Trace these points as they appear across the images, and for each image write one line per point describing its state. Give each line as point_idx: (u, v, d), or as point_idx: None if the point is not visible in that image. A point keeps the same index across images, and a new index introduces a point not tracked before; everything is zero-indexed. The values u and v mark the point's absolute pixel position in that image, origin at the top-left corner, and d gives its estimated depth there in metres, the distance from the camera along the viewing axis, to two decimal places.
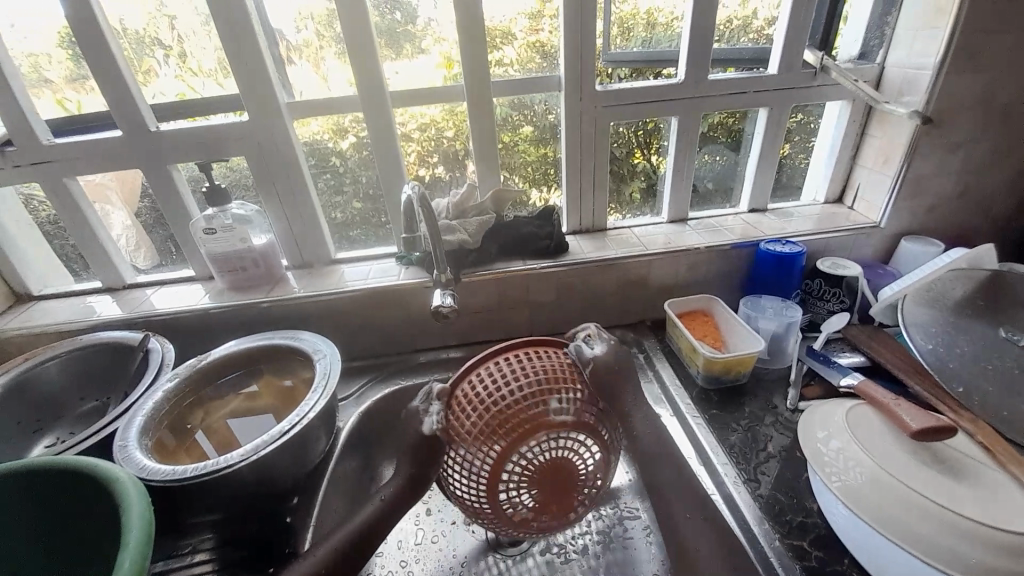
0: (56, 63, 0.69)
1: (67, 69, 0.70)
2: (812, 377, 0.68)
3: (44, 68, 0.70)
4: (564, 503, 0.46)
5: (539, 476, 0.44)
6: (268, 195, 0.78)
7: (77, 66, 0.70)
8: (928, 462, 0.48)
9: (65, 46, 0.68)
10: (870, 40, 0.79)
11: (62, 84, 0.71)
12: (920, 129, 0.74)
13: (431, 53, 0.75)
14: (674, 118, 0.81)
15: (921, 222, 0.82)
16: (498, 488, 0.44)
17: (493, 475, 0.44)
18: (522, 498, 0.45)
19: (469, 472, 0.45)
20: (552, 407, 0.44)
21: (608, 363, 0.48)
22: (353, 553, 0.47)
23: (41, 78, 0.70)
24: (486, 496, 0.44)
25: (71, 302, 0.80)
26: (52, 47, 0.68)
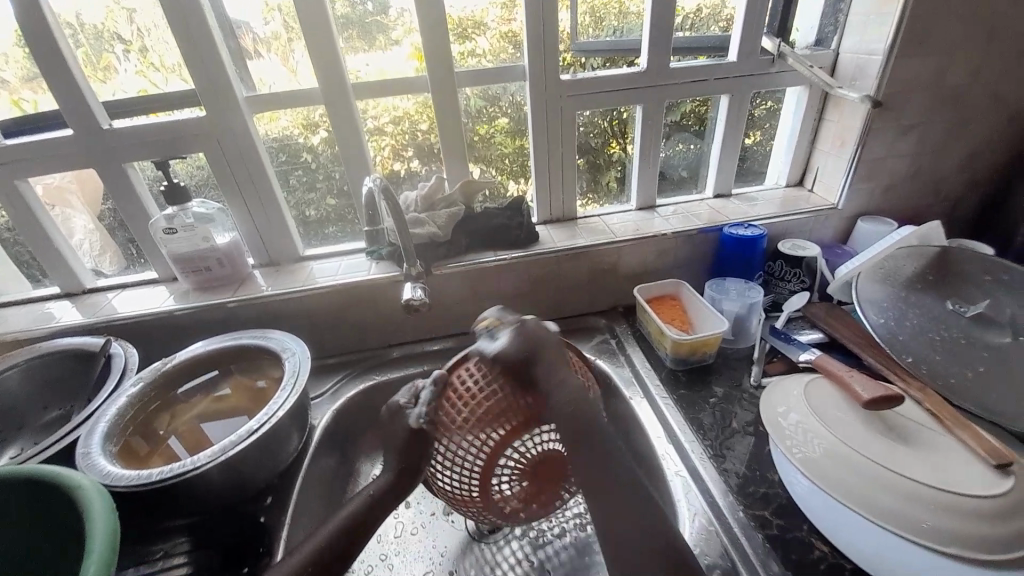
0: (12, 63, 0.66)
1: (22, 69, 0.67)
2: (774, 354, 0.71)
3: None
4: (551, 489, 0.49)
5: (531, 466, 0.46)
6: (233, 193, 0.76)
7: (32, 65, 0.66)
8: (878, 430, 0.51)
9: (23, 45, 0.65)
10: (825, 27, 0.82)
11: (18, 85, 0.68)
12: (872, 112, 0.76)
13: (402, 44, 0.73)
14: (640, 106, 0.81)
15: (877, 202, 0.85)
16: (490, 479, 0.46)
17: (483, 475, 0.45)
18: (512, 486, 0.47)
19: (459, 470, 0.46)
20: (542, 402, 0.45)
21: (514, 348, 0.45)
22: (343, 540, 0.45)
23: None
24: (477, 486, 0.46)
25: (28, 309, 0.78)
26: (8, 46, 0.65)
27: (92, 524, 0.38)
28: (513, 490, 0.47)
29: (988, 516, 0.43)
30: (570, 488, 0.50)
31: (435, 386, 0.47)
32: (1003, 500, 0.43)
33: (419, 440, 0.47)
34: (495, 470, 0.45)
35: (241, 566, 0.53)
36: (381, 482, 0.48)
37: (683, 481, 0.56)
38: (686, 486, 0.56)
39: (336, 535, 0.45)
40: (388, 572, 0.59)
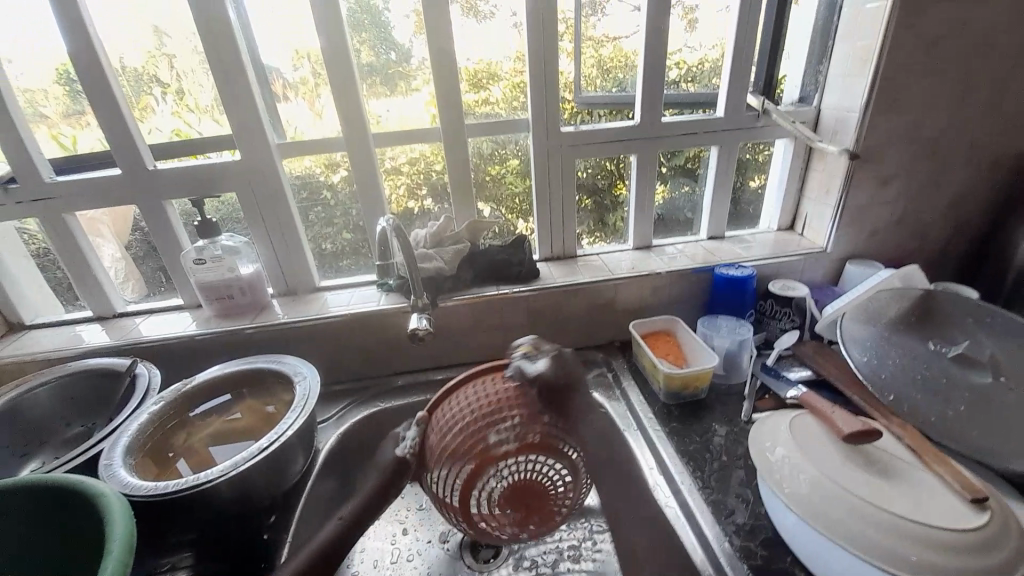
0: (53, 98, 0.75)
1: (63, 105, 0.75)
2: (765, 391, 0.72)
3: (39, 104, 0.75)
4: (540, 514, 0.48)
5: (507, 497, 0.46)
6: (257, 225, 0.83)
7: (73, 102, 0.75)
8: (862, 465, 0.52)
9: (62, 82, 0.74)
10: (807, 85, 0.89)
11: (57, 119, 0.76)
12: (853, 162, 0.82)
13: (421, 91, 0.81)
14: (634, 155, 0.88)
15: (864, 246, 0.89)
16: (473, 514, 0.47)
17: (464, 512, 0.47)
18: (500, 516, 0.48)
19: (444, 506, 0.48)
20: (492, 441, 0.45)
21: (553, 376, 0.49)
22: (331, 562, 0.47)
23: (36, 113, 0.75)
24: (466, 522, 0.48)
25: (60, 331, 0.83)
26: (50, 83, 0.74)
27: (112, 527, 0.41)
28: (497, 521, 0.48)
29: (965, 549, 0.44)
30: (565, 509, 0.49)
31: (421, 426, 0.51)
32: (979, 534, 0.45)
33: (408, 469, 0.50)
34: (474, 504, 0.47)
35: None
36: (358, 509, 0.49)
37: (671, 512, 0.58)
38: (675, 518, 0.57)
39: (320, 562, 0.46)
40: None
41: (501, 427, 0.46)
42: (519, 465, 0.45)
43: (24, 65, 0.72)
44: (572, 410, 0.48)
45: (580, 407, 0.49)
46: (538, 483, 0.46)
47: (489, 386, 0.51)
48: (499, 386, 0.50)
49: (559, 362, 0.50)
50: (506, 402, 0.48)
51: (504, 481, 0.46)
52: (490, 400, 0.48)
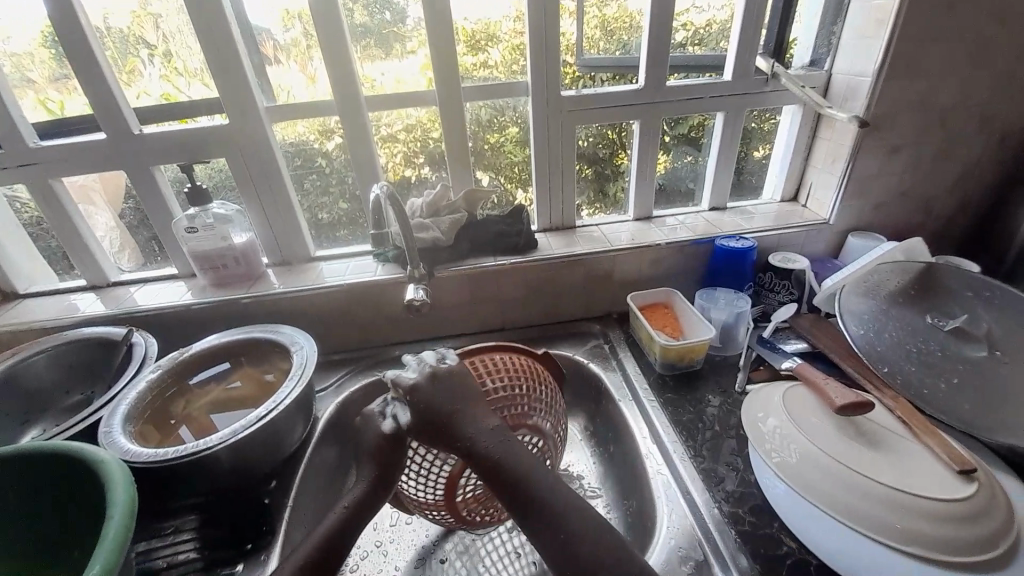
0: (38, 62, 0.72)
1: (49, 70, 0.72)
2: (760, 362, 0.73)
3: (26, 68, 0.72)
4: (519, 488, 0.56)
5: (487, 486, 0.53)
6: (249, 192, 0.81)
7: (58, 65, 0.72)
8: (851, 435, 0.53)
9: (47, 45, 0.71)
10: (819, 47, 0.85)
11: (43, 84, 0.73)
12: (862, 131, 0.79)
13: (417, 54, 0.78)
14: (638, 123, 0.85)
15: (868, 218, 0.88)
16: (463, 511, 0.54)
17: (454, 513, 0.54)
18: (489, 499, 0.55)
19: (434, 514, 0.55)
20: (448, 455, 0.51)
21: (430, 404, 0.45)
22: (333, 548, 0.44)
23: (22, 78, 0.72)
24: (461, 519, 0.55)
25: (56, 300, 0.83)
26: (34, 46, 0.71)
27: (113, 493, 0.42)
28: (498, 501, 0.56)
29: (950, 518, 0.45)
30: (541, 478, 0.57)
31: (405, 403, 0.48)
32: (966, 504, 0.45)
33: (392, 453, 0.48)
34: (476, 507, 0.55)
35: (245, 542, 0.57)
36: (357, 492, 0.48)
37: (662, 479, 0.59)
38: (666, 485, 0.58)
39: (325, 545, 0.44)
40: (382, 558, 0.62)
41: (437, 461, 0.51)
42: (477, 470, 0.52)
43: (9, 28, 0.69)
44: (456, 432, 0.45)
45: (464, 428, 0.45)
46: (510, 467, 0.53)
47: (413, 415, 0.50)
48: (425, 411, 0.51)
49: (419, 394, 0.47)
50: None
51: (481, 481, 0.53)
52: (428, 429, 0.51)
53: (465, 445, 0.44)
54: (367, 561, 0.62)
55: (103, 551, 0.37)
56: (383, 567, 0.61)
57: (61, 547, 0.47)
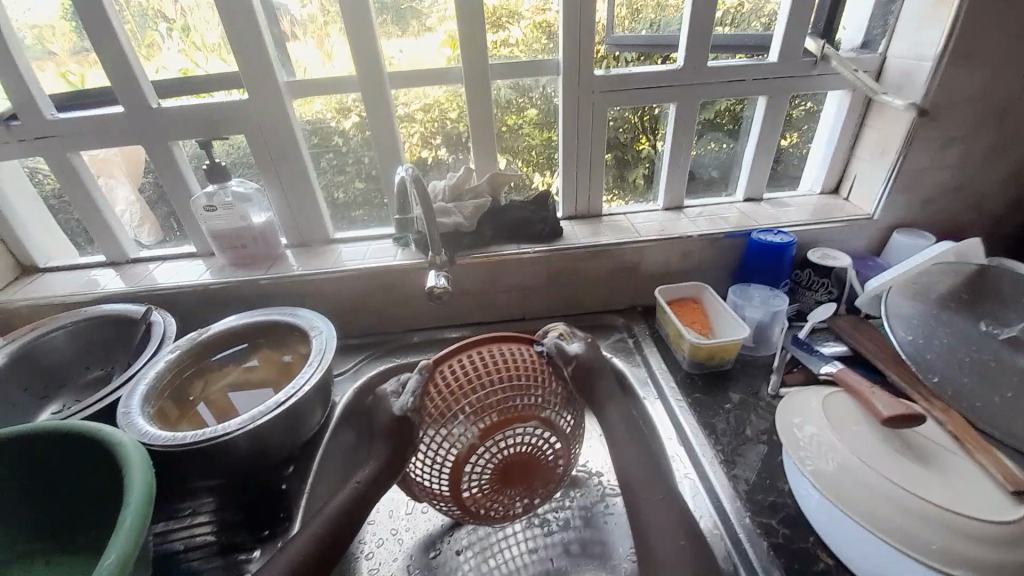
0: (59, 34, 0.70)
1: (69, 43, 0.70)
2: (794, 364, 0.70)
3: (48, 42, 0.70)
4: (536, 479, 0.51)
5: (497, 473, 0.49)
6: (267, 171, 0.78)
7: (79, 38, 0.70)
8: (897, 449, 0.50)
9: (67, 18, 0.69)
10: (873, 30, 0.79)
11: (64, 57, 0.71)
12: (917, 121, 0.74)
13: (436, 31, 0.75)
14: (673, 106, 0.81)
15: (915, 215, 0.82)
16: (471, 501, 0.50)
17: (463, 504, 0.50)
18: (500, 491, 0.51)
19: (442, 503, 0.51)
20: (456, 431, 0.48)
21: (582, 359, 0.53)
22: (343, 527, 0.46)
23: (44, 51, 0.71)
24: (469, 512, 0.51)
25: (76, 275, 0.82)
26: (55, 18, 0.69)
27: (131, 477, 0.41)
28: (510, 495, 0.51)
29: (999, 540, 0.42)
30: (560, 469, 0.52)
31: (421, 375, 0.50)
32: (1016, 527, 0.43)
33: (403, 434, 0.48)
34: (485, 500, 0.50)
35: (263, 529, 0.56)
36: (370, 470, 0.49)
37: (691, 483, 0.57)
38: (693, 488, 0.56)
39: (334, 530, 0.46)
40: (398, 546, 0.61)
41: (451, 441, 0.48)
42: (485, 456, 0.48)
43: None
44: (592, 393, 0.52)
45: (601, 392, 0.52)
46: (524, 451, 0.49)
47: (516, 354, 0.52)
48: (455, 377, 0.50)
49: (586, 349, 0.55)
50: (462, 390, 0.49)
51: (486, 472, 0.49)
52: (444, 398, 0.49)
53: (595, 405, 0.52)
54: (383, 548, 0.61)
55: (120, 539, 0.36)
56: (398, 556, 0.60)
57: (88, 516, 0.48)
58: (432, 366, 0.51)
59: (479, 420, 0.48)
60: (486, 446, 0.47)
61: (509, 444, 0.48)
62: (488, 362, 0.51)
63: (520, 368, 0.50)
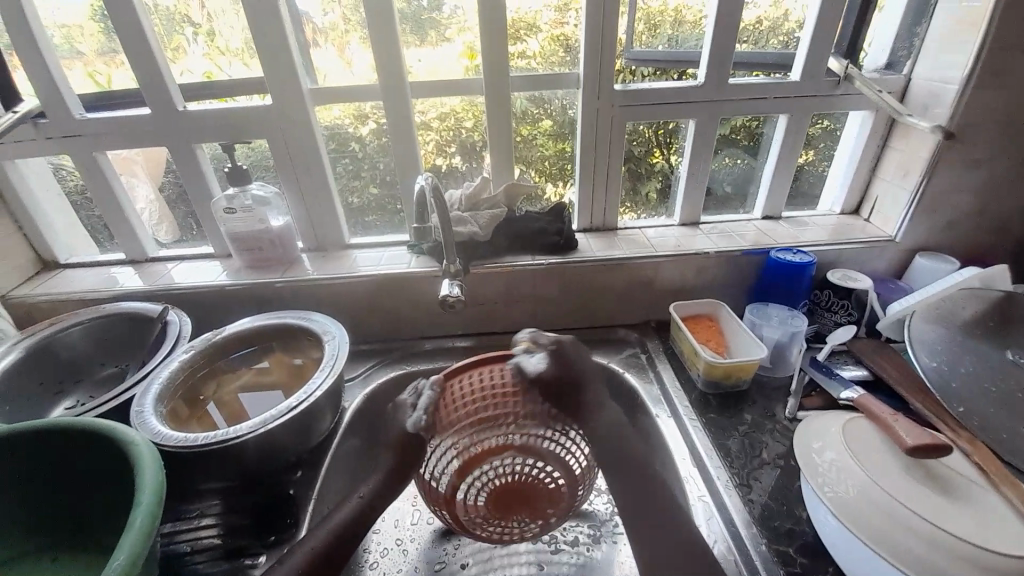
0: (88, 36, 0.71)
1: (97, 43, 0.72)
2: (813, 387, 0.68)
3: (76, 41, 0.72)
4: (536, 501, 0.50)
5: (492, 500, 0.49)
6: (286, 174, 0.79)
7: (107, 40, 0.71)
8: (922, 480, 0.48)
9: (96, 19, 0.70)
10: (898, 50, 0.78)
11: (93, 57, 0.73)
12: (941, 144, 0.73)
13: (454, 42, 0.75)
14: (692, 121, 0.80)
15: (938, 238, 0.81)
16: (475, 527, 0.51)
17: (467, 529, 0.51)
18: (505, 516, 0.50)
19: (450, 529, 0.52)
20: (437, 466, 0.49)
21: (552, 375, 0.48)
22: (346, 539, 0.46)
23: (73, 51, 0.72)
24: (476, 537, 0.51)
25: (95, 272, 0.84)
26: (85, 20, 0.70)
27: (142, 477, 0.41)
28: (516, 518, 0.51)
29: None
30: (559, 490, 0.50)
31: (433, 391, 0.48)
32: None
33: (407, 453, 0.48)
34: (491, 525, 0.51)
35: (269, 534, 0.55)
36: (374, 485, 0.48)
37: (705, 507, 0.55)
38: (708, 511, 0.55)
39: (338, 540, 0.45)
40: (402, 557, 0.60)
41: (446, 468, 0.48)
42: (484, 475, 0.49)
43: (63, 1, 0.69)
44: (579, 407, 0.48)
45: (586, 407, 0.48)
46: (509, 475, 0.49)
47: (487, 375, 0.50)
48: None
49: (559, 357, 0.50)
50: None
51: (488, 491, 0.49)
52: None
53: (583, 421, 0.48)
54: (387, 559, 0.60)
55: (130, 540, 0.36)
56: (401, 567, 0.59)
57: (97, 513, 0.48)
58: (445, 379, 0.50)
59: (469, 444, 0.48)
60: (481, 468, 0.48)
61: (505, 462, 0.49)
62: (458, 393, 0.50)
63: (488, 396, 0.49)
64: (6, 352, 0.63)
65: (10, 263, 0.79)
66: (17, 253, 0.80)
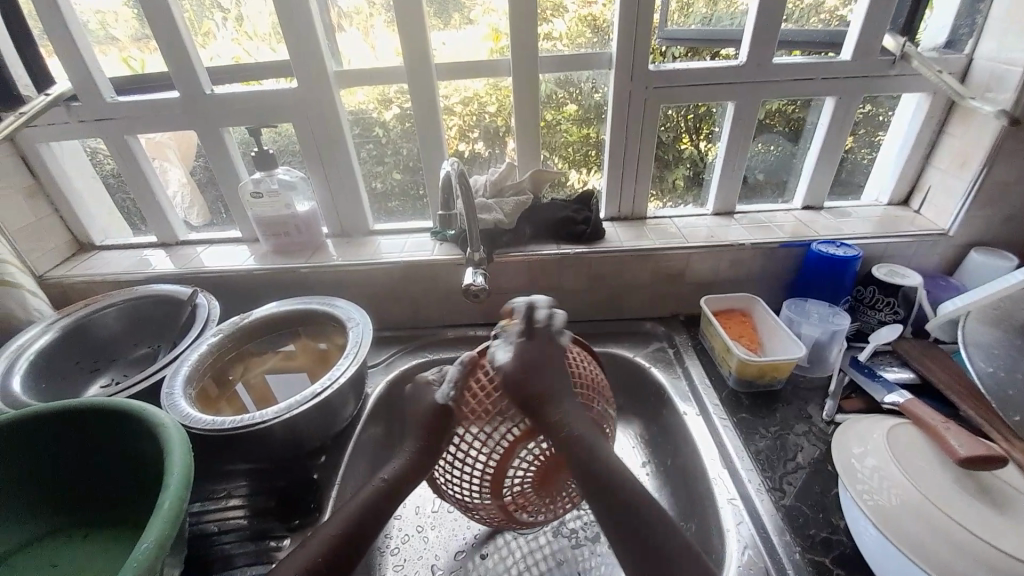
0: (123, 21, 0.72)
1: (131, 28, 0.73)
2: (852, 389, 0.65)
3: (110, 26, 0.73)
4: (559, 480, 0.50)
5: (528, 481, 0.48)
6: (311, 159, 0.79)
7: (141, 26, 0.72)
8: (974, 493, 0.45)
9: (130, 5, 0.71)
10: (960, 28, 0.71)
11: (126, 42, 0.74)
12: (1006, 130, 0.67)
13: (479, 23, 0.73)
14: (731, 103, 0.76)
15: (997, 232, 0.75)
16: (510, 506, 0.49)
17: (502, 507, 0.49)
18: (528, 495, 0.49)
19: (474, 509, 0.50)
20: (475, 449, 0.47)
21: (519, 366, 0.45)
22: (371, 517, 0.44)
23: (107, 36, 0.73)
24: (507, 515, 0.50)
25: (128, 254, 0.85)
26: (119, 5, 0.71)
27: (170, 460, 0.41)
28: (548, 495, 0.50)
29: None
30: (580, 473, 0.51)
31: (461, 367, 0.48)
32: None
33: (438, 424, 0.47)
34: (525, 504, 0.50)
35: (293, 518, 0.56)
36: (395, 467, 0.47)
37: (735, 510, 0.53)
38: (737, 515, 0.53)
39: (362, 515, 0.43)
40: (423, 544, 0.61)
41: (481, 442, 0.47)
42: (523, 458, 0.47)
43: None
44: (540, 410, 0.43)
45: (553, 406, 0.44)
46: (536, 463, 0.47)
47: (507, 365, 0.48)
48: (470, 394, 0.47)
49: (529, 344, 0.46)
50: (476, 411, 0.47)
51: (529, 471, 0.47)
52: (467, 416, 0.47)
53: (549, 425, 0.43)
54: (408, 545, 0.61)
55: (158, 524, 0.36)
56: (423, 554, 0.60)
57: (134, 492, 0.50)
58: (473, 358, 0.49)
59: (494, 430, 0.46)
60: (513, 455, 0.46)
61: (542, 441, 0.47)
62: None
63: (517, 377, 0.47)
64: (42, 332, 0.65)
65: (48, 244, 0.81)
66: (54, 234, 0.83)
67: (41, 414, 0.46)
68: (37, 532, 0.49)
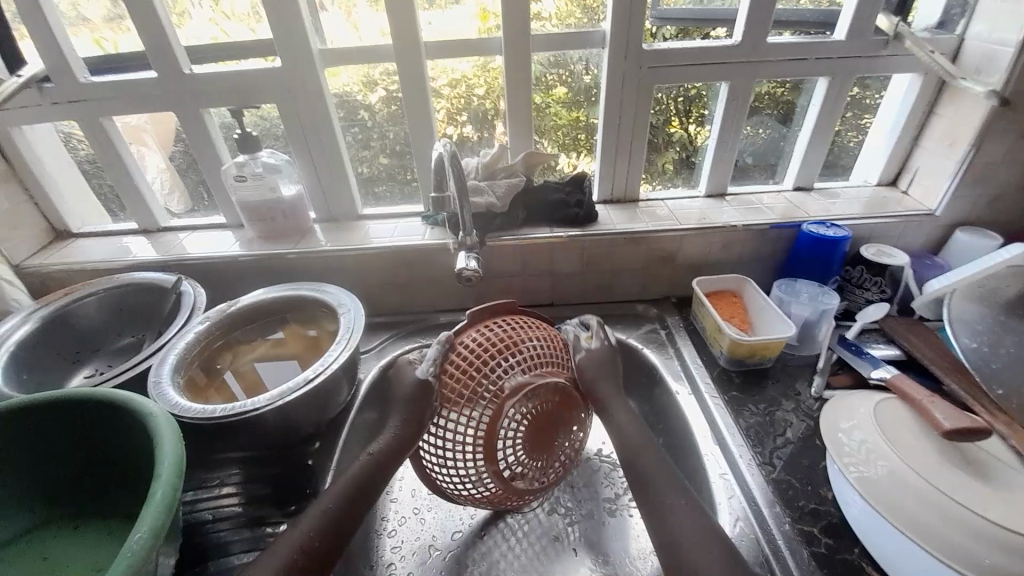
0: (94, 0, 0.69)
1: (103, 8, 0.69)
2: (840, 366, 0.66)
3: (81, 6, 0.69)
4: (546, 443, 0.50)
5: (518, 446, 0.48)
6: (296, 143, 0.77)
7: (113, 5, 0.69)
8: (956, 463, 0.47)
9: None
10: (952, 7, 0.71)
11: (98, 23, 0.71)
12: (994, 111, 0.67)
13: (466, 3, 0.71)
14: (724, 83, 0.75)
15: (982, 212, 0.76)
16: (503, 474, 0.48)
17: (496, 476, 0.48)
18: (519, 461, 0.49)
19: (466, 485, 0.49)
20: (459, 420, 0.47)
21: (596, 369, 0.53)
22: (357, 496, 0.43)
23: (78, 16, 0.70)
24: (500, 485, 0.49)
25: (107, 241, 0.83)
26: None
27: (162, 444, 0.41)
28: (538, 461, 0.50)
29: None
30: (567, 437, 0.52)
31: (441, 346, 0.49)
32: None
33: (421, 400, 0.47)
34: (519, 474, 0.49)
35: (290, 503, 0.56)
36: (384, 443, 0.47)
37: (726, 484, 0.54)
38: (728, 489, 0.54)
39: (356, 490, 0.43)
40: (419, 525, 0.61)
41: (465, 411, 0.47)
42: (511, 417, 0.47)
43: None
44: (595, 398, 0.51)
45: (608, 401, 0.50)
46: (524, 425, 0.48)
47: (494, 331, 0.50)
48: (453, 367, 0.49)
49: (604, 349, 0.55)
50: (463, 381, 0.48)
51: (518, 433, 0.48)
52: (454, 389, 0.48)
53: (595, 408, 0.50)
54: (404, 527, 0.61)
55: (152, 510, 0.36)
56: (420, 535, 0.60)
57: (122, 481, 0.49)
58: (452, 337, 0.50)
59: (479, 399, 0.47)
60: (501, 418, 0.46)
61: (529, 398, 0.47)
62: (492, 338, 0.50)
63: (498, 344, 0.49)
64: (22, 323, 0.64)
65: (23, 232, 0.78)
66: (30, 221, 0.80)
67: (23, 406, 0.45)
68: (23, 525, 0.48)
